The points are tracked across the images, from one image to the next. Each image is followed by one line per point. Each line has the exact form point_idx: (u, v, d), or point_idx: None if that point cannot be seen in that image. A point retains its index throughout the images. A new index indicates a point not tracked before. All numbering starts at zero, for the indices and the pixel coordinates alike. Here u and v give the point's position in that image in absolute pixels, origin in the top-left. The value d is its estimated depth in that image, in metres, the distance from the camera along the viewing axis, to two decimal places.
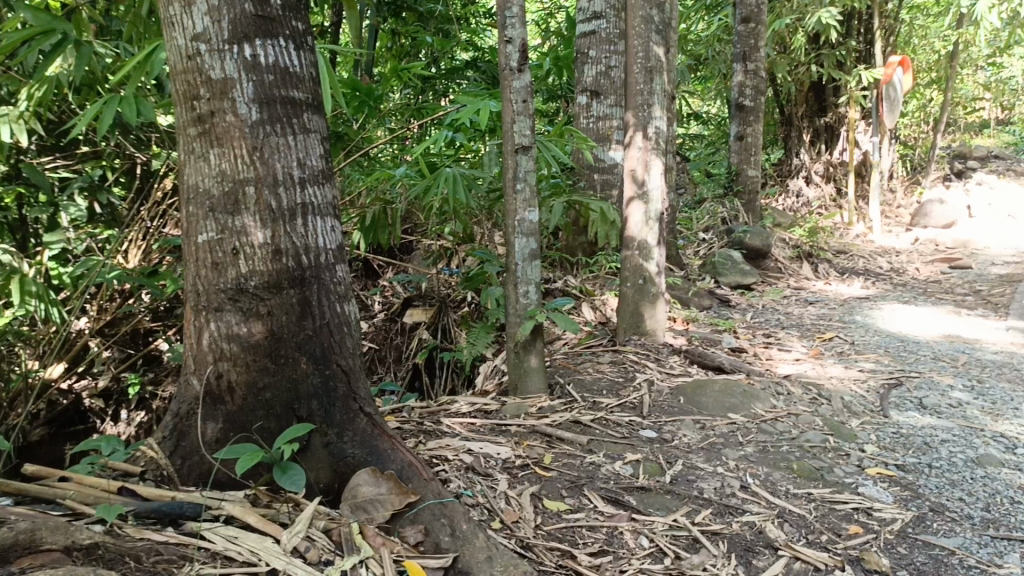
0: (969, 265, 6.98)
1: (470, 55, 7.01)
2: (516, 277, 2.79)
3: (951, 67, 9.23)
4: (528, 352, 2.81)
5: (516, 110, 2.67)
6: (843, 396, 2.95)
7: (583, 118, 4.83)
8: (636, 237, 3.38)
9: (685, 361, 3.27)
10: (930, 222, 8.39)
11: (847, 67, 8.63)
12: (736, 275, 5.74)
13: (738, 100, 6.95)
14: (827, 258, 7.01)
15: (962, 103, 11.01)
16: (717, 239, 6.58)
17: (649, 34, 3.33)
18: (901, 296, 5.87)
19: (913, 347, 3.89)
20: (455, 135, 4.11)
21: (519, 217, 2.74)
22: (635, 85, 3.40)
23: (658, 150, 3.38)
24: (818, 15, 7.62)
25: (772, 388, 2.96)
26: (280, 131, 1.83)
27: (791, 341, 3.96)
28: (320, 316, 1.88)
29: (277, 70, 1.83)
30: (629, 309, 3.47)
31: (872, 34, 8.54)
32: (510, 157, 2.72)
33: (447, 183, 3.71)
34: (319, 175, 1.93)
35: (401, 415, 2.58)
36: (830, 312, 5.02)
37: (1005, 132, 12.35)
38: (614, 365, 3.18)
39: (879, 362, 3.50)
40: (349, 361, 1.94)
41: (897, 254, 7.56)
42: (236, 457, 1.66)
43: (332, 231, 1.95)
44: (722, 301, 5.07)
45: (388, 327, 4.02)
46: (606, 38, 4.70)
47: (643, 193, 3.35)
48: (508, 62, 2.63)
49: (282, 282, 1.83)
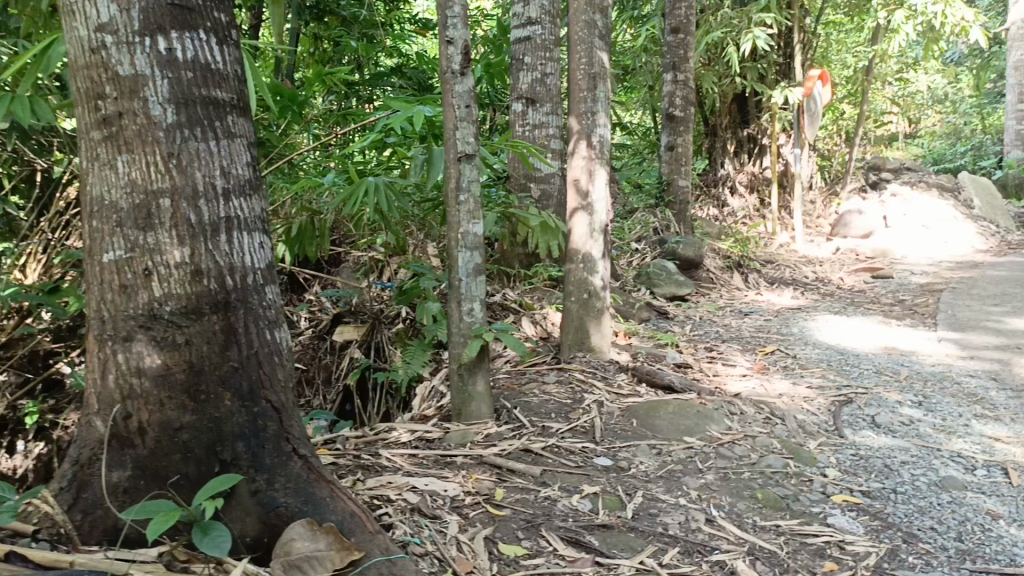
0: (891, 274, 7.09)
1: (395, 62, 6.77)
2: (460, 294, 2.61)
3: (868, 81, 9.46)
4: (473, 374, 2.62)
5: (458, 116, 2.50)
6: (797, 414, 2.86)
7: (518, 126, 4.67)
8: (580, 249, 3.25)
9: (633, 380, 3.14)
10: (850, 232, 8.54)
11: (770, 80, 8.73)
12: (671, 286, 5.68)
13: (669, 110, 6.91)
14: (756, 268, 7.03)
15: (875, 117, 11.35)
16: (650, 249, 6.49)
17: (592, 39, 3.21)
18: (832, 306, 5.90)
19: (855, 361, 3.86)
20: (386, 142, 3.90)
21: (463, 230, 2.57)
22: (579, 92, 3.24)
23: (603, 159, 3.24)
24: (749, 33, 7.65)
25: (726, 407, 2.85)
26: (200, 136, 1.61)
27: (734, 355, 3.89)
28: (248, 346, 1.66)
29: (198, 65, 1.61)
30: (573, 325, 3.32)
31: (793, 49, 8.67)
32: (452, 166, 2.55)
33: (375, 192, 3.51)
34: (246, 186, 1.70)
35: (335, 447, 2.37)
36: (767, 324, 4.99)
37: (914, 145, 12.77)
38: (560, 386, 3.01)
39: (825, 377, 3.44)
40: (281, 394, 1.72)
41: (821, 263, 7.65)
42: (148, 516, 1.42)
43: (261, 248, 1.73)
44: (660, 313, 4.97)
45: (316, 345, 3.78)
46: (542, 44, 4.57)
47: (587, 204, 3.23)
48: (450, 65, 2.47)
49: (202, 306, 1.60)
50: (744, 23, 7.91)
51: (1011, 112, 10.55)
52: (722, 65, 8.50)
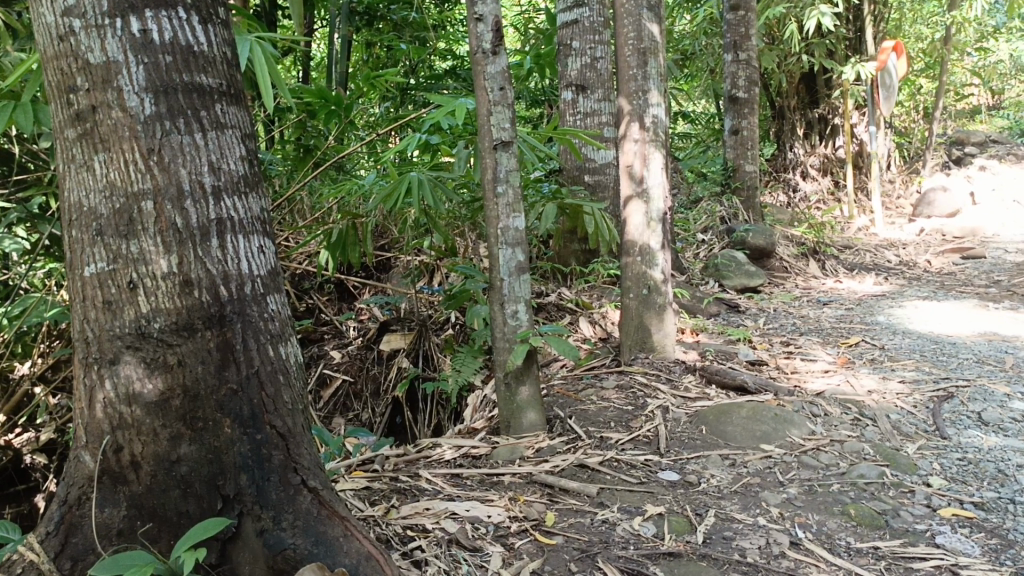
0: (982, 254, 6.60)
1: (448, 65, 6.58)
2: (503, 296, 2.38)
3: (945, 50, 8.90)
4: (521, 382, 2.38)
5: (492, 100, 2.28)
6: (889, 414, 2.54)
7: (568, 116, 4.43)
8: (637, 241, 2.98)
9: (702, 381, 2.85)
10: (934, 212, 8.02)
11: (839, 56, 8.26)
12: (742, 277, 5.34)
13: (731, 93, 6.55)
14: (833, 255, 6.62)
15: (954, 90, 10.72)
16: (717, 239, 6.16)
17: (640, 10, 2.94)
18: (919, 291, 5.48)
19: (950, 350, 3.49)
20: (429, 138, 3.70)
21: (503, 225, 2.34)
22: (628, 70, 2.98)
23: (658, 142, 2.98)
24: (813, 11, 7.23)
25: (807, 409, 2.55)
26: (184, 127, 1.42)
27: (814, 349, 3.56)
28: (247, 365, 1.46)
29: (177, 47, 1.42)
30: (634, 323, 3.05)
31: (862, 22, 8.19)
32: (488, 155, 2.32)
33: (416, 191, 3.31)
34: (242, 183, 1.51)
35: (373, 468, 2.16)
36: (849, 313, 4.62)
37: (997, 117, 12.02)
38: (621, 391, 2.75)
39: (919, 370, 3.10)
40: (290, 418, 1.52)
41: (903, 246, 7.18)
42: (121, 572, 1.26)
43: (261, 252, 1.53)
44: (731, 307, 4.66)
45: (364, 356, 3.57)
46: (590, 27, 4.32)
47: (642, 190, 2.96)
48: (480, 43, 2.26)
49: (194, 321, 1.41)
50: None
51: None
52: (786, 44, 8.05)
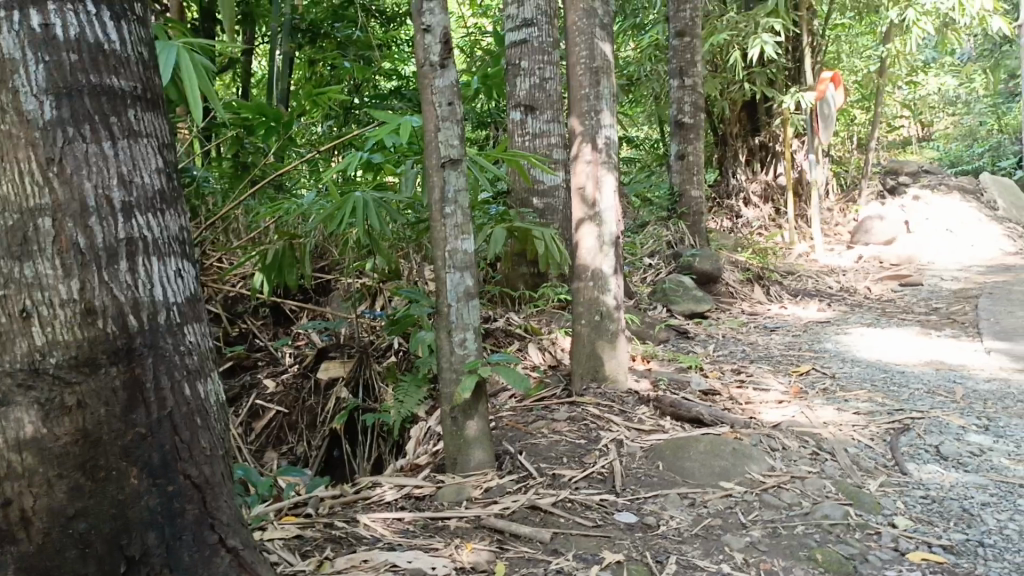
0: (920, 281, 6.69)
1: (394, 84, 6.44)
2: (450, 323, 2.23)
3: (881, 82, 9.09)
4: (469, 416, 2.23)
5: (440, 115, 2.15)
6: (848, 448, 2.46)
7: (516, 137, 4.32)
8: (589, 265, 2.87)
9: (656, 413, 2.74)
10: (872, 239, 8.14)
11: (780, 85, 8.36)
12: (689, 302, 5.28)
13: (677, 118, 6.53)
14: (778, 280, 6.63)
15: (888, 120, 10.99)
16: (664, 264, 6.12)
17: (592, 28, 2.85)
18: (863, 318, 5.49)
19: (901, 379, 3.45)
20: (373, 156, 3.55)
21: (451, 247, 2.20)
22: (580, 90, 2.88)
23: (610, 164, 2.87)
24: (756, 39, 7.30)
25: (766, 442, 2.45)
26: (90, 135, 1.25)
27: (765, 377, 3.49)
28: (159, 406, 1.29)
29: (84, 44, 1.25)
30: (585, 351, 2.93)
31: (802, 52, 8.31)
32: (435, 173, 2.18)
33: (361, 210, 3.14)
34: (157, 199, 1.34)
35: (307, 513, 1.99)
36: (798, 340, 4.58)
37: (928, 149, 12.37)
38: (572, 424, 2.61)
39: (872, 400, 3.04)
40: (208, 465, 1.36)
41: (843, 272, 7.25)
42: None
43: (178, 277, 1.36)
44: (680, 333, 4.59)
45: (300, 385, 3.38)
46: (539, 47, 4.23)
47: (594, 214, 2.85)
48: (428, 56, 2.13)
49: (97, 355, 1.23)
50: (751, 27, 7.59)
51: None
52: (729, 71, 8.12)
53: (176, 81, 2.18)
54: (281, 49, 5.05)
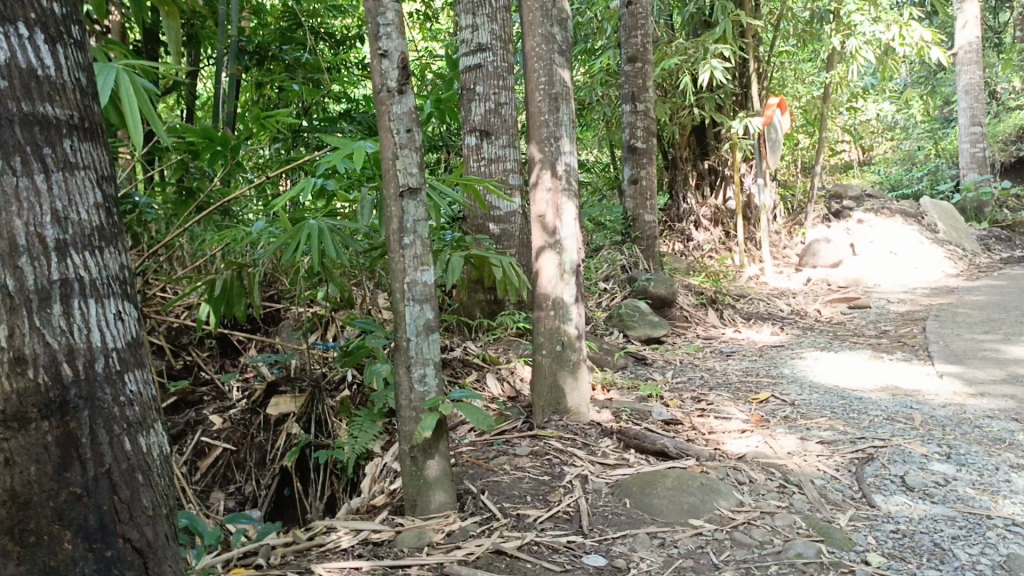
0: (868, 304, 6.80)
1: (344, 109, 6.34)
2: (409, 358, 2.14)
3: (826, 108, 9.29)
4: (429, 456, 2.14)
5: (398, 142, 2.08)
6: (814, 480, 2.43)
7: (471, 162, 4.26)
8: (549, 294, 2.81)
9: (620, 446, 2.68)
10: (818, 262, 8.25)
11: (728, 110, 8.47)
12: (645, 327, 5.26)
13: (630, 142, 6.55)
14: (730, 304, 6.66)
15: (832, 145, 11.22)
16: (619, 289, 6.10)
17: (551, 54, 2.81)
18: (816, 341, 5.53)
19: (859, 405, 3.45)
20: (326, 183, 3.45)
21: (410, 279, 2.11)
22: (539, 115, 2.83)
23: (570, 191, 2.82)
24: (705, 65, 7.40)
25: (732, 476, 2.41)
26: (20, 168, 1.14)
27: (726, 405, 3.46)
28: (95, 463, 1.17)
29: (15, 70, 1.15)
30: (546, 382, 2.85)
31: (748, 78, 8.45)
32: (393, 203, 2.10)
33: (316, 238, 3.03)
34: (96, 235, 1.23)
35: (257, 565, 1.91)
36: (754, 365, 4.58)
37: (869, 173, 12.66)
38: (535, 458, 2.54)
39: (834, 428, 3.02)
40: (150, 526, 1.24)
41: (793, 295, 7.33)
42: None
43: (119, 320, 1.25)
44: (637, 360, 4.55)
45: (248, 421, 3.22)
46: (494, 72, 4.19)
47: (554, 241, 2.80)
48: (386, 82, 2.06)
49: (27, 409, 1.12)
50: (699, 53, 7.69)
51: (964, 136, 10.26)
52: (678, 96, 8.20)
53: (115, 101, 2.09)
54: (229, 71, 4.92)
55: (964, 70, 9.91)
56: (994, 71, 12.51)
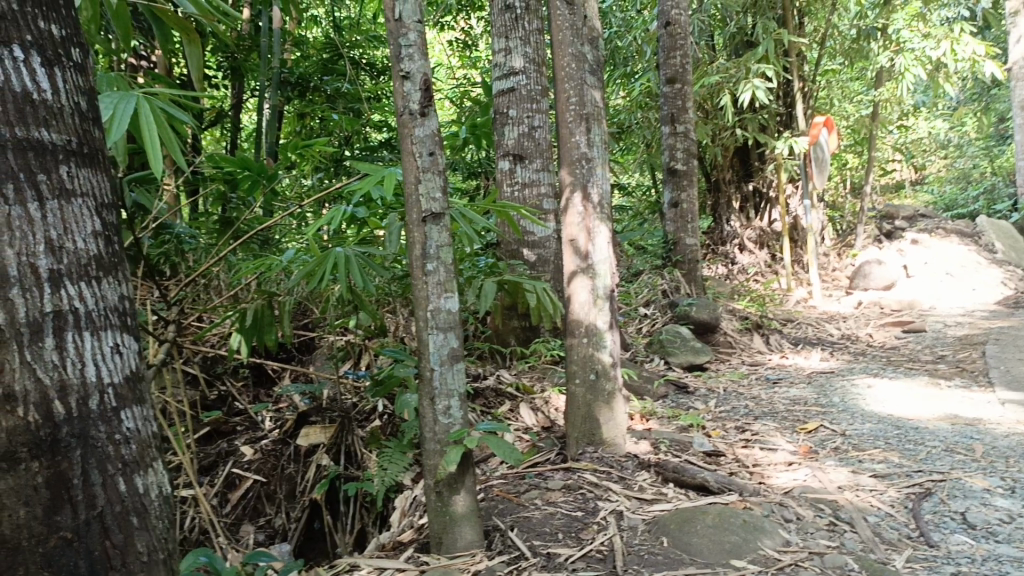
0: (923, 327, 6.56)
1: (383, 137, 6.35)
2: (433, 389, 2.06)
3: (873, 126, 9.06)
4: (454, 492, 2.05)
5: (420, 166, 2.02)
6: (867, 517, 2.29)
7: (506, 187, 4.19)
8: (582, 321, 2.71)
9: (657, 479, 2.57)
10: (871, 284, 8.00)
11: (770, 131, 8.31)
12: (688, 353, 5.12)
13: (670, 164, 6.43)
14: (777, 328, 6.48)
15: (880, 165, 10.96)
16: (660, 314, 5.97)
17: (582, 74, 2.74)
18: (868, 367, 5.33)
19: (916, 436, 3.28)
20: (357, 210, 3.42)
21: (433, 307, 2.05)
22: (570, 137, 2.75)
23: (603, 214, 2.73)
24: (747, 83, 7.26)
25: (777, 513, 2.28)
26: (14, 196, 1.09)
27: (772, 436, 3.31)
28: (87, 506, 1.12)
29: (9, 94, 1.10)
30: (580, 413, 2.75)
31: (792, 98, 8.28)
32: (415, 229, 2.04)
33: (343, 266, 2.98)
34: (94, 266, 1.19)
35: None
36: (803, 393, 4.41)
37: (921, 192, 12.32)
38: (568, 493, 2.44)
39: (888, 461, 2.87)
40: (145, 572, 1.18)
41: (844, 319, 7.11)
42: None
43: (116, 353, 1.20)
44: (679, 387, 4.42)
45: (279, 452, 3.18)
46: (527, 95, 4.13)
47: (587, 266, 2.71)
48: (407, 104, 2.01)
49: (17, 448, 1.06)
50: (741, 73, 7.56)
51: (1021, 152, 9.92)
52: (720, 117, 8.06)
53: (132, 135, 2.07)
54: (271, 102, 4.94)
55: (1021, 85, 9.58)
56: None
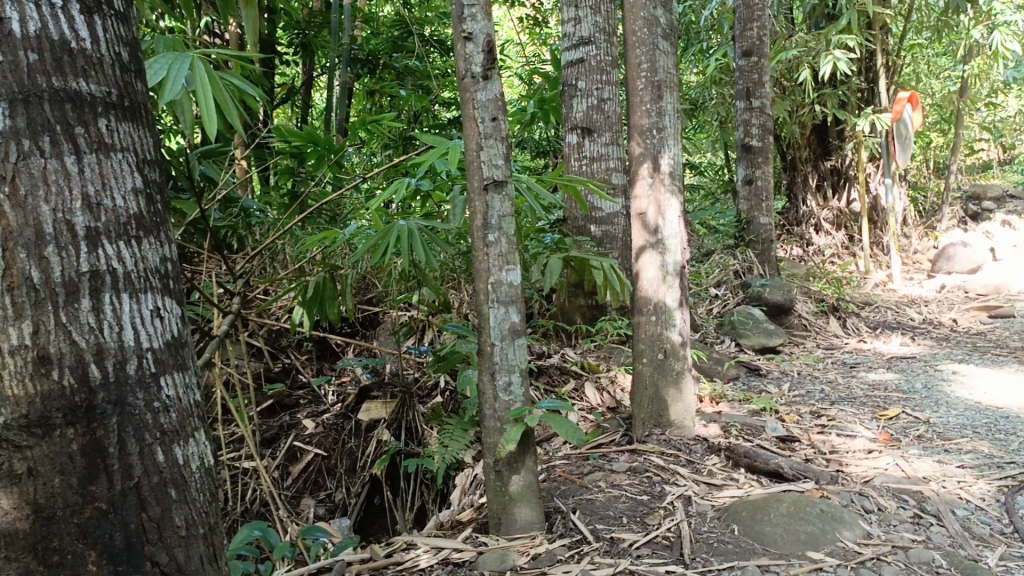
0: (1011, 312, 6.22)
1: (450, 114, 6.28)
2: (494, 364, 1.98)
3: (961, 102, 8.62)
4: (514, 471, 1.97)
5: (482, 132, 1.94)
6: (956, 510, 2.13)
7: (573, 161, 4.08)
8: (650, 297, 2.60)
9: (728, 464, 2.45)
10: (954, 266, 7.63)
11: (851, 106, 7.97)
12: (760, 335, 4.94)
13: (745, 141, 6.20)
14: (854, 311, 6.22)
15: (968, 144, 10.44)
16: (732, 295, 5.79)
17: (654, 39, 2.61)
18: (952, 353, 5.07)
19: (1007, 425, 3.07)
20: (421, 183, 3.35)
21: (494, 279, 1.97)
22: (640, 106, 2.63)
23: (674, 187, 2.61)
24: (828, 55, 6.98)
25: (857, 503, 2.14)
26: (50, 148, 1.06)
27: (850, 422, 3.15)
28: (123, 476, 1.08)
29: (45, 41, 1.06)
30: (647, 394, 2.64)
31: (875, 72, 7.91)
32: (477, 197, 1.97)
33: (406, 240, 2.92)
34: (134, 223, 1.15)
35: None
36: (883, 378, 4.21)
37: (1009, 172, 11.76)
38: (634, 476, 2.33)
39: (978, 451, 2.68)
40: (183, 547, 1.14)
41: (925, 302, 6.80)
42: None
43: (157, 315, 1.16)
44: (750, 370, 4.26)
45: (340, 426, 3.15)
46: (597, 66, 4.01)
47: (656, 241, 2.59)
48: (470, 66, 1.93)
49: (51, 414, 1.02)
50: (822, 46, 7.26)
51: None
52: (799, 93, 7.75)
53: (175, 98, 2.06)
54: (340, 77, 4.90)
55: None
56: None
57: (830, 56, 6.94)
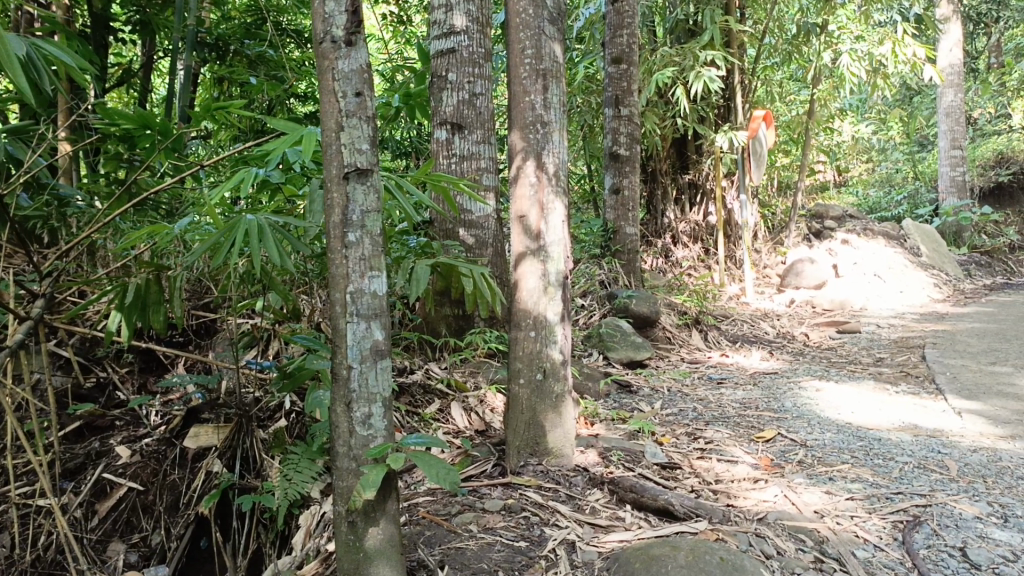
0: (858, 328, 6.39)
1: (304, 107, 5.79)
2: (351, 392, 1.64)
3: (811, 124, 8.94)
4: (371, 524, 1.64)
5: (344, 110, 1.60)
6: (856, 551, 1.96)
7: (441, 159, 3.75)
8: (530, 311, 2.32)
9: (613, 501, 2.20)
10: (802, 282, 7.84)
11: (709, 123, 8.09)
12: (628, 349, 4.79)
13: (612, 149, 6.07)
14: (715, 324, 6.22)
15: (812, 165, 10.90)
16: (598, 306, 5.65)
17: (541, 23, 2.33)
18: (811, 368, 5.10)
19: (880, 448, 3.00)
20: (270, 174, 2.93)
21: (355, 289, 1.62)
22: (522, 95, 2.34)
23: (559, 188, 2.34)
24: (699, 74, 7.06)
25: (756, 547, 1.94)
26: None
27: (729, 446, 2.99)
28: None
29: None
30: (523, 420, 2.36)
31: (733, 90, 8.03)
32: (335, 187, 1.62)
33: (254, 237, 2.50)
34: None
35: None
36: (751, 395, 4.12)
37: (846, 194, 12.43)
38: (510, 517, 2.04)
39: (861, 479, 2.56)
40: None
41: (778, 316, 6.92)
42: None
43: None
44: (620, 387, 4.08)
45: (162, 454, 2.66)
46: (469, 58, 3.71)
47: (537, 248, 2.31)
48: (330, 29, 1.58)
49: None
50: (688, 61, 7.29)
51: (944, 159, 9.92)
52: (662, 106, 7.75)
53: None
54: (185, 62, 4.36)
55: (946, 92, 9.68)
56: (973, 94, 12.24)
57: (704, 73, 7.01)
